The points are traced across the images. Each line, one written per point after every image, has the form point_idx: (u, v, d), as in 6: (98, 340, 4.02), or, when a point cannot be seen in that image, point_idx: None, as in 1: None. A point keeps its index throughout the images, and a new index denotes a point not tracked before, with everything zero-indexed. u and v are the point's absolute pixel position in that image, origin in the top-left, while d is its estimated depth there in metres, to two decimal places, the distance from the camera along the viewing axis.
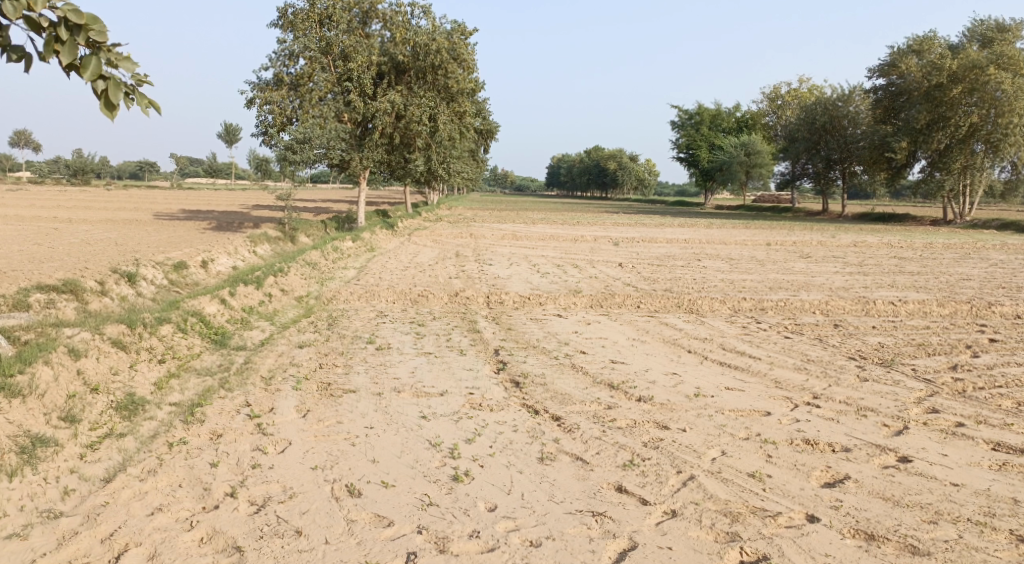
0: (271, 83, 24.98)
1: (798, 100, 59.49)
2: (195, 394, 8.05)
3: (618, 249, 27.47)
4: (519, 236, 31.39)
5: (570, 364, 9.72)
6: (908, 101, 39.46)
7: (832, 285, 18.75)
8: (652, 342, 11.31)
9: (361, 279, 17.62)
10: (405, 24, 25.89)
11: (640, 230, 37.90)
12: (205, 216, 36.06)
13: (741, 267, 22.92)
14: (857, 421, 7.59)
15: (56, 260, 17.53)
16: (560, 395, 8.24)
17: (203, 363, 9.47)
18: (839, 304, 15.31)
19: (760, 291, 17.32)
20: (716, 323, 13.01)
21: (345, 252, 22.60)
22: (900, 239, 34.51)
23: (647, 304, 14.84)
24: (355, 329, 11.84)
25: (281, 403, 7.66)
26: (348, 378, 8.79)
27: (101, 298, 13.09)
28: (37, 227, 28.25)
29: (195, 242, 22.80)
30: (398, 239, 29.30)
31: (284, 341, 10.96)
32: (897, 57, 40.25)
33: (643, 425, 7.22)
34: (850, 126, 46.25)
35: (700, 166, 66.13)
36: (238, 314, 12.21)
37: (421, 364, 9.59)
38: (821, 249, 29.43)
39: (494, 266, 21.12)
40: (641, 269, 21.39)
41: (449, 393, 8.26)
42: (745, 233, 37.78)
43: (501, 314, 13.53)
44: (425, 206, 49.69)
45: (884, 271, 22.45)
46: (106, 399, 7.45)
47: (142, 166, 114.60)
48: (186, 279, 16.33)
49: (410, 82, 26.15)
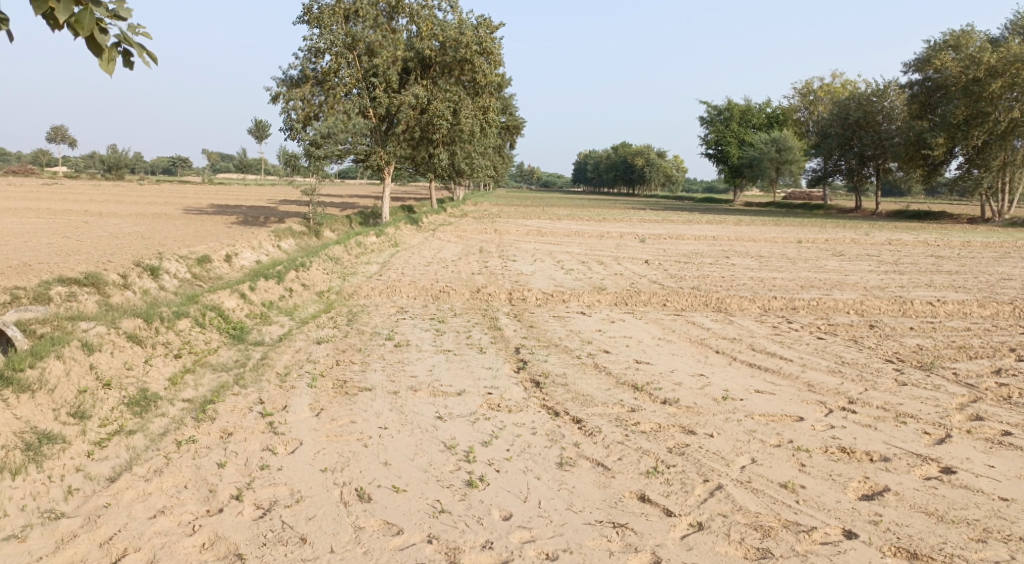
0: (298, 79, 24.94)
1: (831, 95, 58.39)
2: (209, 390, 7.89)
3: (644, 246, 27.07)
4: (544, 232, 31.09)
5: (592, 364, 9.42)
6: (945, 97, 38.42)
7: (866, 285, 18.22)
8: (678, 342, 10.97)
9: (383, 274, 17.45)
10: (432, 18, 25.67)
11: (667, 227, 37.39)
12: (232, 210, 36.20)
13: (771, 264, 22.40)
14: (895, 429, 7.20)
15: (83, 253, 17.63)
16: (582, 396, 7.95)
17: (219, 359, 9.31)
18: (873, 304, 14.81)
19: (791, 290, 16.85)
20: (745, 322, 12.61)
21: (369, 247, 22.47)
22: (935, 237, 33.65)
23: (673, 302, 14.47)
24: (374, 325, 11.65)
25: (295, 401, 7.46)
26: (365, 375, 8.57)
27: (123, 292, 13.04)
28: (66, 221, 28.52)
29: (221, 236, 22.83)
30: (422, 235, 29.13)
31: (302, 337, 10.79)
32: (934, 51, 39.06)
33: (668, 429, 6.91)
34: (884, 121, 45.10)
35: (729, 163, 65.21)
36: (258, 309, 12.06)
37: (439, 362, 9.35)
38: (854, 247, 28.76)
39: (519, 262, 20.87)
40: (668, 267, 21.00)
41: (467, 392, 8.00)
42: (775, 230, 37.07)
43: (523, 311, 13.28)
44: (451, 202, 49.48)
45: (919, 270, 21.81)
46: (118, 394, 7.31)
47: (174, 162, 116.16)
48: (209, 273, 16.28)
49: (435, 77, 25.94)
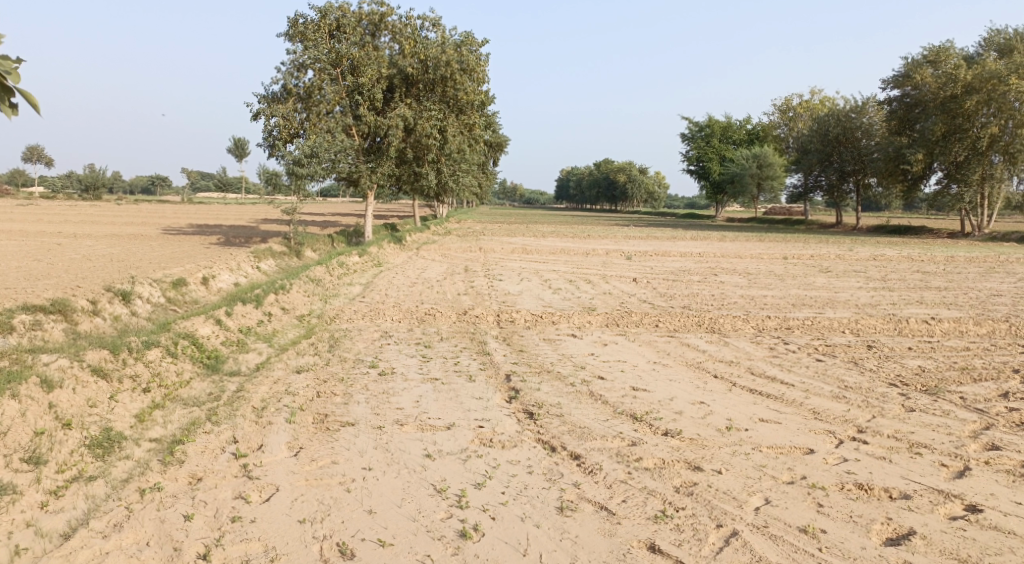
0: (280, 94, 24.39)
1: (810, 112, 58.78)
2: (179, 429, 7.36)
3: (631, 264, 26.77)
4: (529, 250, 30.73)
5: (588, 392, 8.96)
6: (924, 113, 38.63)
7: (858, 302, 17.95)
8: (674, 366, 10.55)
9: (366, 296, 16.93)
10: (416, 36, 25.32)
11: (652, 244, 37.16)
12: (212, 230, 35.48)
13: (760, 282, 22.11)
14: (910, 461, 6.81)
15: (53, 277, 16.98)
16: (580, 428, 7.49)
17: (192, 392, 8.77)
18: (868, 323, 14.50)
19: (784, 309, 16.53)
20: (741, 343, 12.22)
21: (351, 268, 21.93)
22: (919, 252, 33.64)
23: (665, 323, 14.08)
24: (357, 351, 11.14)
25: (272, 438, 6.95)
26: (348, 408, 8.06)
27: (93, 319, 12.45)
28: (39, 243, 27.73)
29: (199, 257, 22.21)
30: (406, 253, 28.65)
31: (281, 365, 10.26)
32: (912, 67, 39.27)
33: (673, 465, 6.47)
34: (864, 137, 45.28)
35: (711, 179, 65.37)
36: (235, 335, 11.51)
37: (427, 392, 8.87)
38: (840, 263, 28.62)
39: (505, 281, 20.45)
40: (656, 285, 20.66)
41: (456, 426, 7.52)
42: (760, 246, 36.94)
43: (512, 334, 12.83)
44: (434, 220, 48.96)
45: (908, 286, 21.60)
46: (79, 434, 6.77)
47: (153, 182, 114.90)
48: (185, 296, 15.69)
49: (419, 94, 25.55)
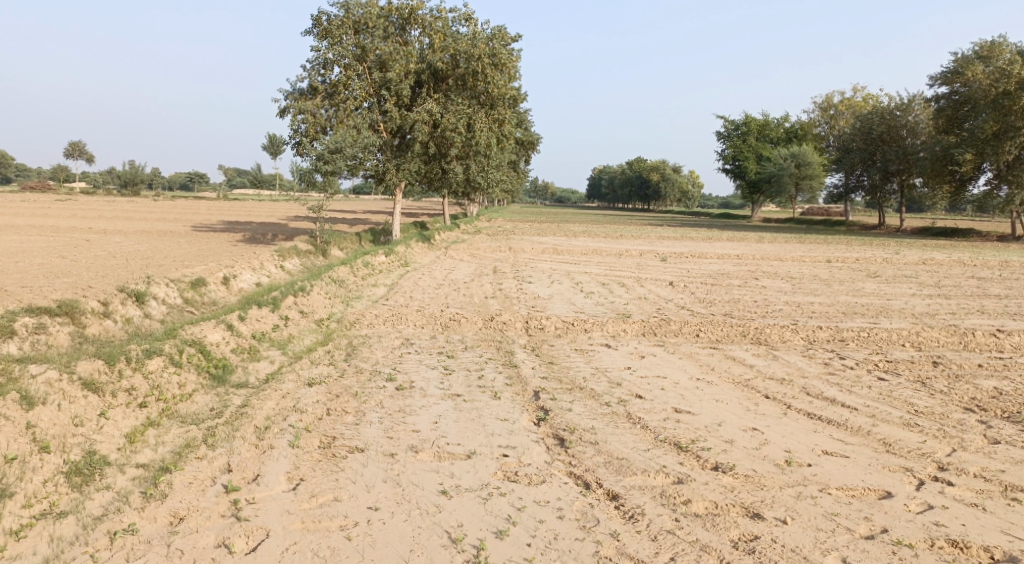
0: (306, 92, 23.80)
1: (852, 109, 56.93)
2: (171, 452, 6.63)
3: (666, 266, 25.71)
4: (561, 250, 29.81)
5: (625, 415, 8.04)
6: (974, 110, 36.83)
7: (913, 311, 16.76)
8: (719, 384, 9.57)
9: (390, 299, 16.17)
10: (445, 30, 24.50)
11: (687, 244, 36.00)
12: (241, 227, 35.13)
13: (804, 287, 20.92)
14: (1008, 510, 5.81)
15: (71, 276, 16.46)
16: (618, 460, 6.59)
17: (192, 407, 8.05)
18: (930, 335, 13.34)
19: (834, 317, 15.43)
20: (792, 358, 11.18)
21: (377, 267, 21.24)
22: (970, 256, 32.02)
23: (707, 333, 13.09)
24: (375, 361, 10.36)
25: (270, 467, 6.17)
26: (358, 430, 7.26)
27: (102, 321, 11.83)
28: (68, 238, 27.51)
29: (223, 255, 21.69)
30: (434, 253, 27.92)
31: (292, 376, 9.49)
32: (962, 63, 37.45)
33: (728, 512, 5.57)
34: (908, 136, 43.41)
35: (747, 178, 63.78)
36: (247, 342, 10.76)
37: (446, 411, 8.02)
38: (888, 267, 27.25)
39: (535, 283, 19.62)
40: (694, 290, 19.65)
41: (477, 455, 6.68)
42: (800, 248, 35.53)
43: (542, 343, 11.96)
44: (464, 217, 48.10)
45: (965, 294, 20.23)
46: (57, 459, 6.08)
47: (190, 178, 116.09)
48: (203, 297, 15.08)
49: (448, 90, 24.76)
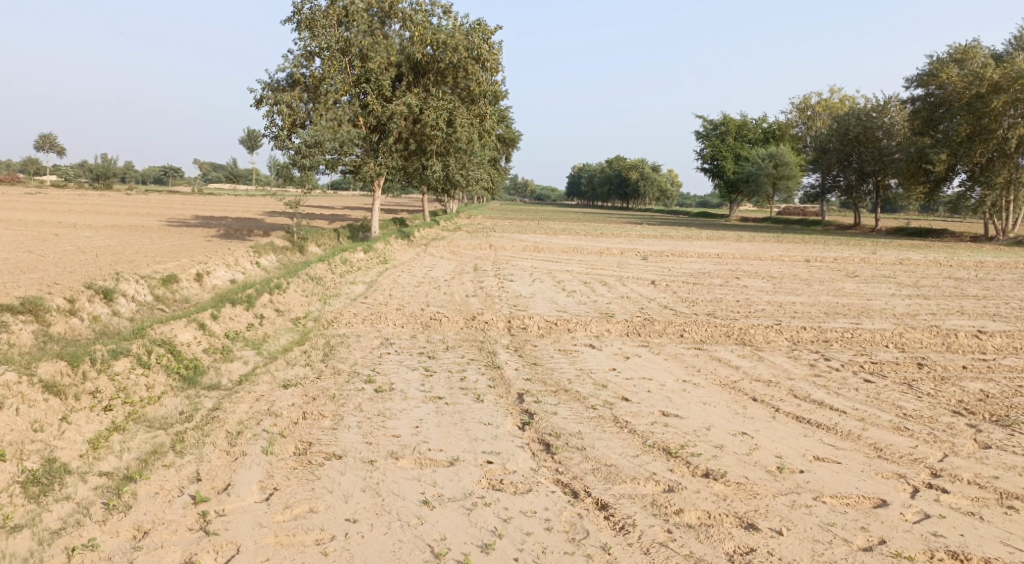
0: (285, 83, 23.33)
1: (829, 110, 57.36)
2: (137, 460, 6.30)
3: (647, 265, 25.61)
4: (541, 248, 29.60)
5: (611, 418, 7.82)
6: (948, 113, 37.17)
7: (894, 311, 16.76)
8: (706, 386, 9.39)
9: (369, 297, 15.84)
10: (426, 23, 24.14)
11: (667, 243, 35.98)
12: (216, 223, 34.50)
13: (785, 287, 20.89)
14: (1006, 519, 5.68)
15: (37, 272, 15.95)
16: (606, 466, 6.37)
17: (162, 410, 7.70)
18: (912, 336, 13.29)
19: (817, 318, 15.35)
20: (778, 359, 11.03)
21: (355, 264, 20.89)
22: (945, 256, 32.30)
23: (691, 333, 12.93)
24: (353, 362, 10.05)
25: (242, 476, 5.88)
26: (336, 435, 6.97)
27: (68, 319, 11.39)
28: (36, 233, 26.80)
29: (198, 251, 21.21)
30: (413, 250, 27.59)
31: (267, 378, 9.17)
32: (937, 66, 37.79)
33: (722, 522, 5.39)
34: (884, 137, 43.76)
35: (725, 177, 64.01)
36: (220, 342, 10.39)
37: (428, 415, 7.74)
38: (866, 268, 27.36)
39: (516, 282, 19.37)
40: (675, 289, 19.53)
41: (461, 462, 6.41)
42: (779, 248, 35.61)
43: (524, 343, 11.72)
44: (444, 215, 47.69)
45: (943, 294, 20.31)
46: (13, 468, 5.73)
47: (165, 173, 114.31)
48: (175, 295, 14.65)
49: (429, 85, 24.43)
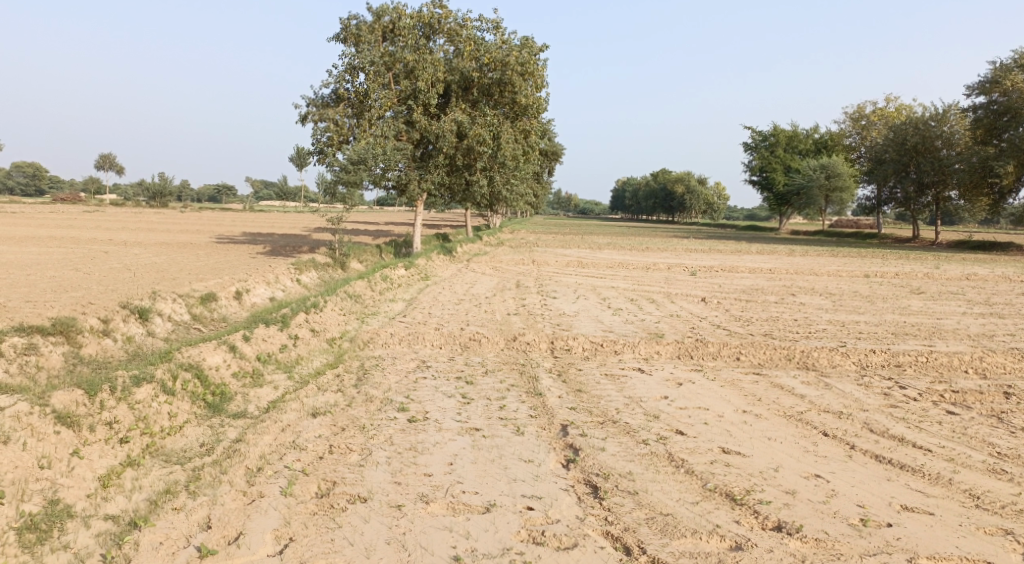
0: (329, 99, 23.17)
1: (885, 120, 55.35)
2: (146, 501, 5.87)
3: (697, 280, 24.66)
4: (586, 263, 28.83)
5: (665, 455, 7.08)
6: (1014, 121, 35.28)
7: (968, 332, 15.57)
8: (769, 418, 8.54)
9: (408, 315, 15.33)
10: (472, 38, 23.69)
11: (716, 257, 34.84)
12: (262, 239, 34.54)
13: (845, 305, 19.71)
14: None
15: (78, 290, 15.85)
16: (662, 515, 5.64)
17: (182, 442, 7.23)
18: (994, 360, 12.18)
19: (883, 339, 14.31)
20: (847, 387, 10.09)
21: (397, 281, 20.50)
22: (1013, 271, 30.54)
23: (749, 356, 12.07)
24: (387, 387, 9.48)
25: (256, 524, 5.41)
26: (363, 473, 6.40)
27: (101, 340, 11.07)
28: (85, 250, 27.06)
29: (239, 268, 21.04)
30: (456, 266, 27.12)
31: (296, 405, 8.62)
32: (1001, 73, 35.97)
33: None
34: (943, 147, 41.79)
35: (774, 190, 62.28)
36: (251, 365, 9.91)
37: (464, 449, 7.11)
38: (931, 284, 25.89)
39: (560, 299, 18.68)
40: (728, 307, 18.57)
41: (498, 507, 5.75)
42: (834, 262, 34.14)
43: (569, 366, 11.02)
44: (488, 229, 47.32)
45: (1019, 313, 18.89)
46: (11, 511, 5.40)
47: (218, 191, 116.67)
48: (212, 313, 14.34)
49: (474, 100, 23.98)
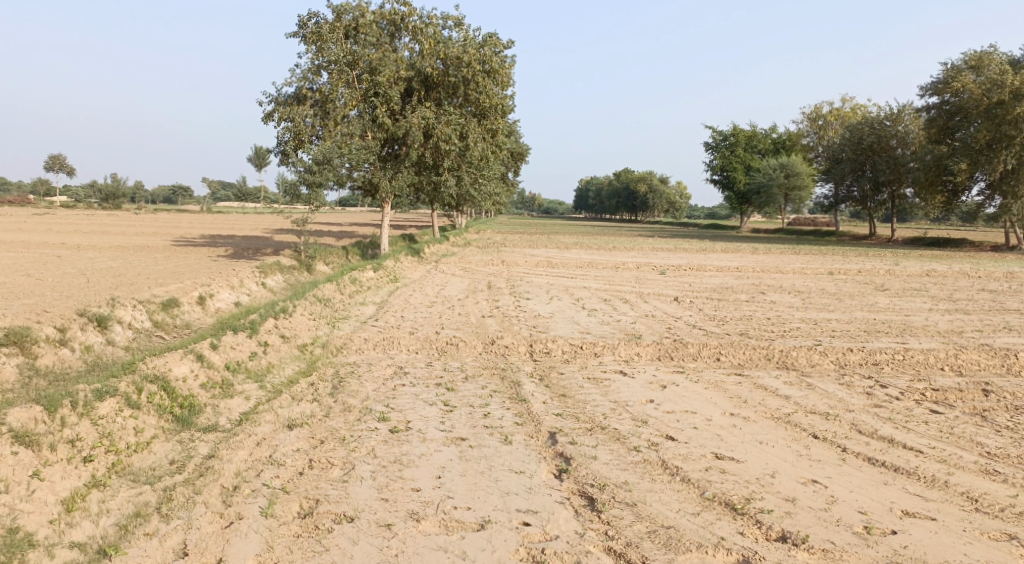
0: (292, 98, 22.58)
1: (841, 119, 56.27)
2: (114, 526, 5.49)
3: (666, 279, 24.65)
4: (555, 263, 28.64)
5: (659, 462, 6.88)
6: (966, 120, 36.03)
7: (937, 328, 15.71)
8: (759, 421, 8.38)
9: (380, 319, 14.94)
10: (435, 35, 23.33)
11: (682, 256, 34.96)
12: (224, 241, 33.67)
13: (815, 303, 19.79)
14: None
15: (31, 297, 15.13)
16: (664, 528, 5.47)
17: (151, 459, 6.82)
18: (968, 357, 12.26)
19: (858, 337, 14.34)
20: (830, 387, 10.03)
21: (365, 284, 20.07)
22: (970, 267, 31.16)
23: (728, 356, 11.96)
24: (364, 396, 9.13)
25: (237, 551, 5.08)
26: (348, 489, 6.07)
27: (57, 350, 10.49)
28: (37, 254, 26.03)
29: (202, 272, 20.39)
30: (424, 267, 26.71)
31: (271, 416, 8.23)
32: (952, 74, 36.71)
33: None
34: (898, 146, 42.55)
35: (735, 189, 62.96)
36: (220, 375, 9.47)
37: (451, 461, 6.82)
38: (893, 280, 26.24)
39: (532, 300, 18.45)
40: (700, 306, 18.53)
41: (493, 524, 5.50)
42: (797, 260, 34.49)
43: (550, 370, 10.77)
44: (453, 230, 46.87)
45: (983, 308, 19.18)
46: None
47: (174, 192, 114.28)
48: (175, 320, 13.78)
49: (439, 99, 23.65)
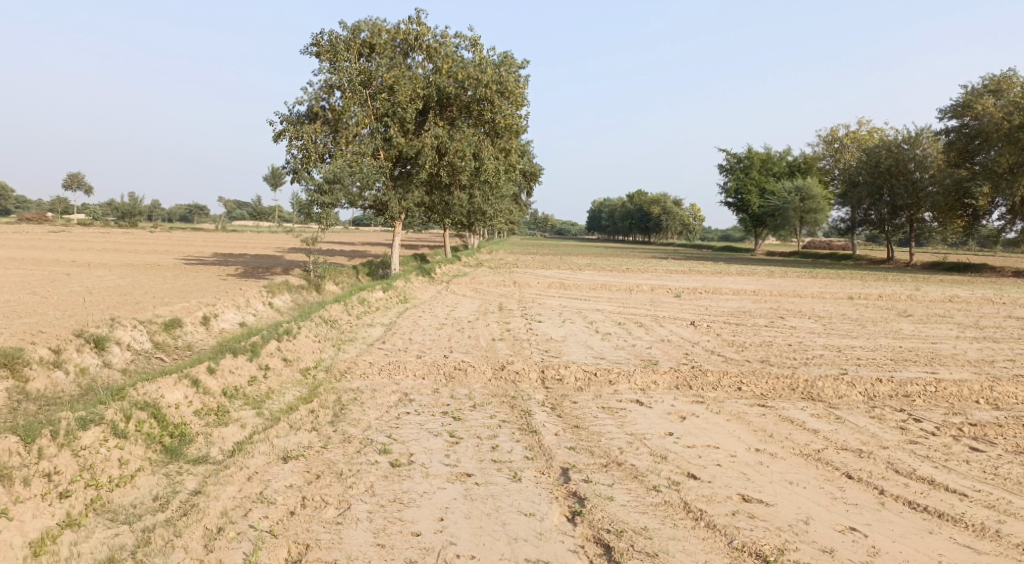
0: (304, 116, 22.34)
1: (858, 143, 55.60)
2: None
3: (682, 303, 24.03)
4: (568, 285, 28.08)
5: (681, 504, 6.32)
6: (986, 143, 35.29)
7: (968, 358, 15.01)
8: (787, 458, 7.79)
9: (387, 342, 14.44)
10: (450, 55, 23.06)
11: (697, 279, 34.32)
12: (234, 260, 33.34)
13: (837, 329, 19.10)
14: None
15: (31, 316, 14.79)
16: None
17: (133, 494, 6.38)
18: (1004, 389, 11.60)
19: (885, 366, 13.68)
20: (861, 421, 9.43)
21: (374, 305, 19.64)
22: (993, 293, 30.28)
23: (751, 386, 11.36)
24: (366, 425, 8.63)
25: None
26: (342, 533, 5.59)
27: (50, 373, 10.07)
28: (46, 272, 25.78)
29: (209, 291, 20.05)
30: (434, 288, 26.25)
31: (265, 446, 7.76)
32: (972, 97, 36.01)
33: None
34: (916, 170, 41.77)
35: (750, 212, 62.27)
36: (216, 401, 9.00)
37: (455, 500, 6.31)
38: (916, 306, 25.46)
39: (544, 323, 17.92)
40: (718, 331, 17.92)
41: None
42: (814, 284, 33.73)
43: (563, 398, 10.22)
44: (466, 250, 46.33)
45: (1012, 337, 18.44)
46: None
47: (190, 211, 114.87)
48: (177, 341, 13.37)
49: (453, 118, 23.29)
